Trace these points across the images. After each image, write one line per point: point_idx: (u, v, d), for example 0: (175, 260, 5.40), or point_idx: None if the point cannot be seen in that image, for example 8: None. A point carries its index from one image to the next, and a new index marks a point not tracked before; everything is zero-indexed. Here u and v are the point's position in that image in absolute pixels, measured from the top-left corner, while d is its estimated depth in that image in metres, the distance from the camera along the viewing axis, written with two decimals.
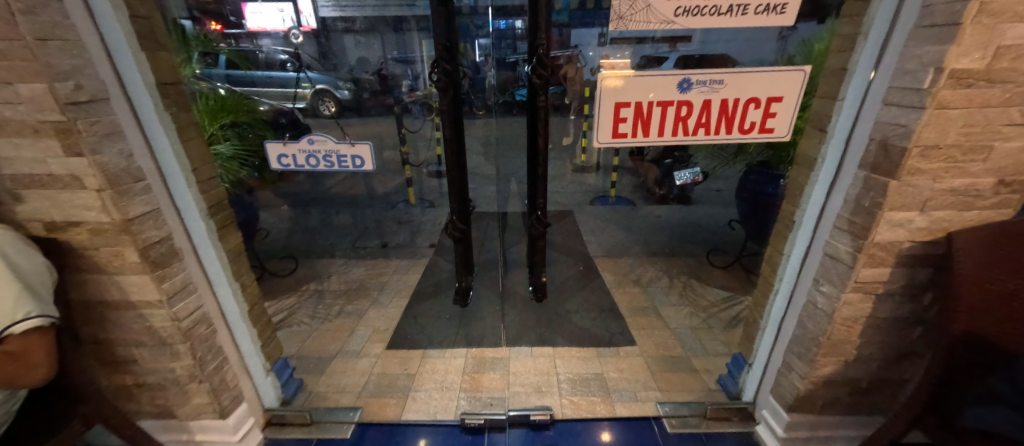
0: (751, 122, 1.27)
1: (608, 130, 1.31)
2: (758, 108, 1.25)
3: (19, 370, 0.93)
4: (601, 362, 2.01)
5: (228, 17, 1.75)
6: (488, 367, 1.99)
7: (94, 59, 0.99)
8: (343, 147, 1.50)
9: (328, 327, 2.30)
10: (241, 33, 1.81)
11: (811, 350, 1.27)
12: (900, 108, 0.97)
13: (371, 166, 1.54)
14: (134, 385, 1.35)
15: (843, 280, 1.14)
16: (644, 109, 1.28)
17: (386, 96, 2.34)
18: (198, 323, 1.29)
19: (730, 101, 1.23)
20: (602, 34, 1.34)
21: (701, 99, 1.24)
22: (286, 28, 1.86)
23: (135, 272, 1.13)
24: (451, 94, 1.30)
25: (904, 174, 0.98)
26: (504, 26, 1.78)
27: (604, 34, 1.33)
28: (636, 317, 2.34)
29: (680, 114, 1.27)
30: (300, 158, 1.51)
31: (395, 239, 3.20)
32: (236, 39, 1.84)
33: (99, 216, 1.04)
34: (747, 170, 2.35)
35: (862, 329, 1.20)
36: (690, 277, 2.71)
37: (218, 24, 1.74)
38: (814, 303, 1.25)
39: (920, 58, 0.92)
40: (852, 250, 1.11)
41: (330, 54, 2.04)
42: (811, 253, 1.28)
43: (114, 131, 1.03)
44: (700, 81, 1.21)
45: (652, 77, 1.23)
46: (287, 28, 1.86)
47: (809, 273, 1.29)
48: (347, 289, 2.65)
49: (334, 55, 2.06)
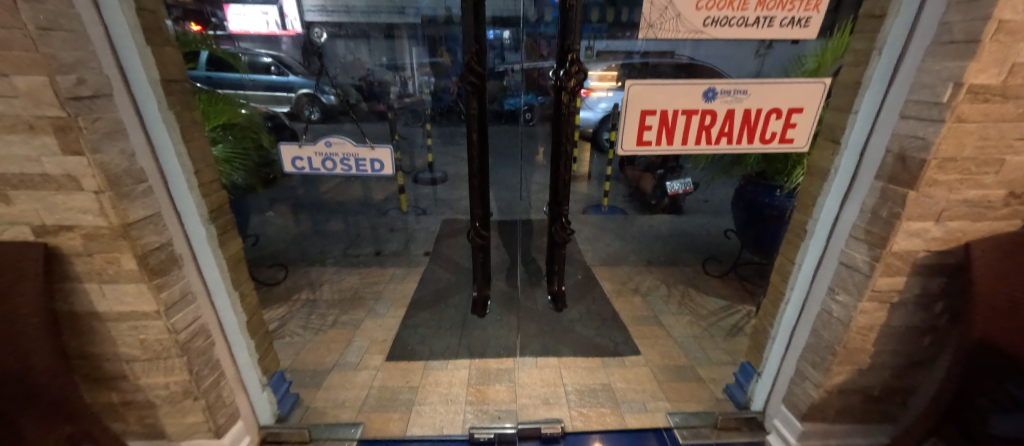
0: (773, 132, 1.29)
1: (633, 137, 1.28)
2: (780, 118, 1.26)
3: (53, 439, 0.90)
4: (607, 372, 1.98)
5: (209, 18, 1.67)
6: (493, 378, 1.94)
7: (98, 53, 0.94)
8: (362, 150, 1.44)
9: (322, 339, 2.22)
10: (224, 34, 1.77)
11: (826, 359, 1.28)
12: (918, 121, 1.00)
13: (390, 170, 1.49)
14: (121, 403, 1.24)
15: (860, 289, 1.16)
16: (669, 117, 1.27)
17: (375, 102, 2.33)
18: (196, 335, 1.21)
19: (753, 111, 1.24)
20: (590, 47, 1.50)
21: (725, 108, 1.24)
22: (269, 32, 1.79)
23: (132, 280, 1.05)
24: (478, 98, 1.27)
25: (923, 184, 1.00)
26: (493, 37, 1.73)
27: (591, 47, 1.49)
28: (639, 326, 2.34)
29: (703, 123, 1.27)
30: (316, 161, 1.45)
31: (390, 246, 3.12)
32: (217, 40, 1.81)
33: (96, 220, 0.97)
34: (743, 180, 2.44)
35: (876, 337, 1.22)
36: (687, 285, 2.77)
37: (198, 25, 1.64)
38: (828, 312, 1.27)
39: (939, 73, 0.95)
40: (869, 259, 1.13)
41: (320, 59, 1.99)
42: (825, 262, 1.29)
43: (116, 129, 0.96)
44: (725, 90, 1.21)
45: (678, 84, 1.21)
46: (272, 31, 1.78)
47: (822, 282, 1.31)
48: (341, 299, 2.59)
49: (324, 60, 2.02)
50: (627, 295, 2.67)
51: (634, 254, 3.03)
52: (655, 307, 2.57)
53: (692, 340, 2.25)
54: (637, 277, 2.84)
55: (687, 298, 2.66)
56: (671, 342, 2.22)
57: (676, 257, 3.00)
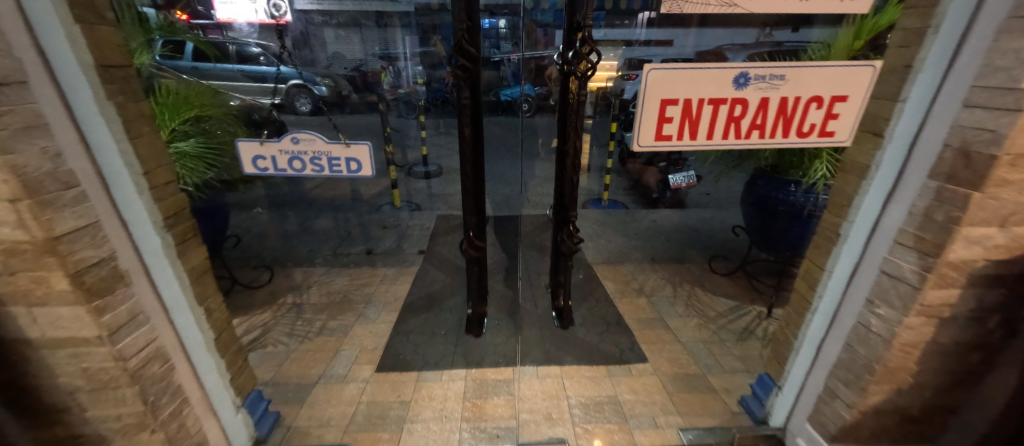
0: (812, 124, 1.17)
1: (651, 132, 1.15)
2: (821, 108, 1.16)
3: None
4: (613, 383, 1.85)
5: (194, 6, 1.56)
6: (491, 391, 1.80)
7: (9, 31, 0.77)
8: (336, 147, 1.29)
9: (308, 348, 2.08)
10: (210, 24, 1.61)
11: (862, 378, 1.15)
12: (987, 110, 0.85)
13: (368, 170, 1.33)
14: (67, 438, 1.09)
15: (906, 303, 1.02)
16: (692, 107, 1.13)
17: (369, 93, 2.13)
18: (151, 360, 1.06)
19: (790, 99, 1.11)
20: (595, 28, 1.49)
21: (758, 96, 1.11)
22: (258, 19, 1.59)
23: (66, 303, 0.90)
24: (471, 86, 1.11)
25: (991, 185, 0.86)
26: (488, 25, 1.61)
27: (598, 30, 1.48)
28: (645, 330, 2.21)
29: (733, 114, 1.13)
30: (281, 160, 1.28)
31: (381, 245, 2.96)
32: (203, 30, 1.63)
33: (14, 233, 0.81)
34: (754, 175, 2.29)
35: (921, 355, 1.09)
36: (694, 285, 2.64)
37: (184, 13, 1.57)
38: (866, 326, 1.14)
39: (1016, 54, 0.80)
40: (919, 270, 0.99)
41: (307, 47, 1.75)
42: (861, 271, 1.16)
43: (33, 125, 0.80)
44: (759, 76, 1.07)
45: (704, 71, 1.07)
46: (261, 20, 1.59)
47: (857, 293, 1.17)
48: (328, 303, 2.44)
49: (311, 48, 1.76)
50: (631, 296, 2.54)
51: (637, 251, 2.91)
52: (662, 309, 2.44)
53: (701, 345, 2.12)
54: (640, 277, 2.71)
55: (693, 299, 2.53)
56: (680, 347, 2.08)
57: (681, 255, 2.87)
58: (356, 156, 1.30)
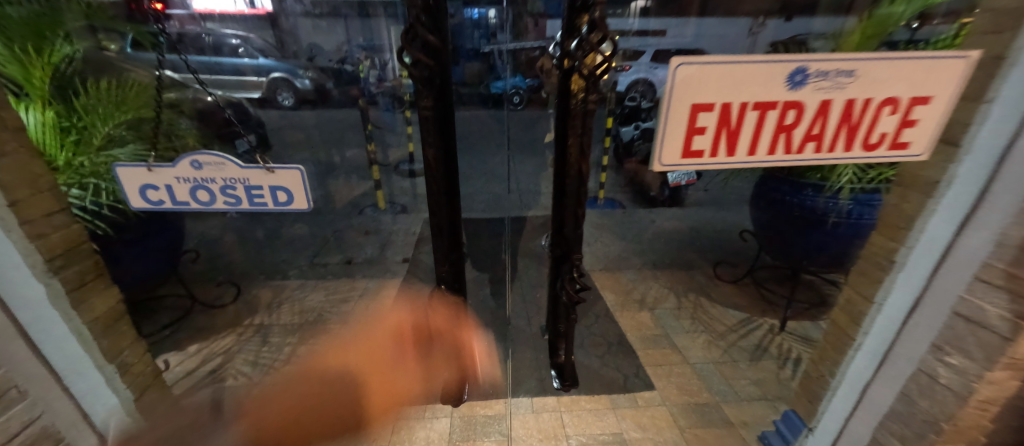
0: (882, 133, 0.88)
1: (678, 146, 0.83)
2: (897, 113, 0.85)
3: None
4: (616, 417, 1.66)
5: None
6: (481, 431, 1.61)
7: None
8: (254, 174, 1.04)
9: (273, 379, 1.84)
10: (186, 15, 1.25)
11: (923, 438, 0.95)
12: None
13: (299, 201, 1.08)
14: None
15: (990, 355, 0.82)
16: (731, 114, 0.82)
17: (353, 87, 1.87)
18: None
19: (860, 102, 0.83)
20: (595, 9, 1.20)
21: (818, 99, 0.82)
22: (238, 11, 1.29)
23: None
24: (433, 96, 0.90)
25: None
26: (477, 16, 1.36)
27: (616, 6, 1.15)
28: (649, 350, 2.02)
29: (784, 122, 0.84)
30: (179, 189, 1.06)
31: (361, 253, 2.71)
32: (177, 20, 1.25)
33: None
34: (763, 178, 1.93)
35: (999, 413, 0.89)
36: (699, 294, 2.46)
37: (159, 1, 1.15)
38: (931, 377, 0.93)
39: None
40: (1009, 317, 0.78)
41: (285, 41, 1.53)
42: (924, 309, 0.96)
43: None
44: (821, 72, 0.79)
45: (750, 63, 0.78)
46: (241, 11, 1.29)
47: (919, 334, 0.97)
48: (300, 323, 2.20)
49: (292, 40, 1.54)
50: (632, 310, 2.37)
51: (637, 257, 2.72)
52: (666, 324, 2.26)
53: (712, 366, 1.94)
54: (641, 286, 2.54)
55: (699, 312, 2.34)
56: (689, 370, 1.90)
57: (686, 260, 2.64)
58: (285, 184, 1.05)
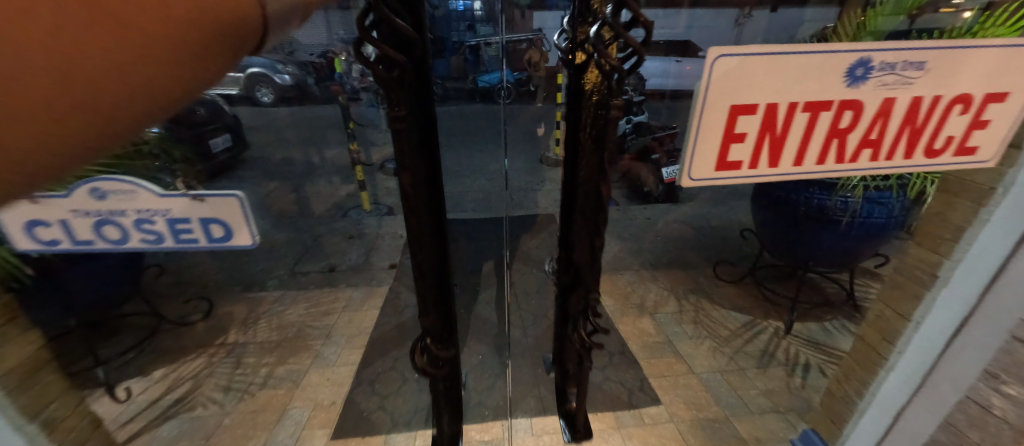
0: (947, 137, 0.78)
1: (711, 156, 0.73)
2: (965, 112, 0.75)
3: (146, 57, 0.29)
4: (623, 437, 1.55)
5: None
6: None
7: None
8: (178, 203, 0.82)
9: (253, 407, 1.73)
10: None
11: None
12: None
13: (242, 236, 0.89)
14: None
15: None
16: (778, 117, 0.72)
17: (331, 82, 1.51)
18: None
19: (925, 102, 0.73)
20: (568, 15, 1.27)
21: (880, 98, 0.72)
22: None
23: None
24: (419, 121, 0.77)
25: None
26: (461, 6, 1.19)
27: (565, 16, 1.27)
28: (654, 360, 1.92)
29: (837, 126, 0.74)
30: (80, 227, 0.82)
31: (345, 261, 2.51)
32: None
33: None
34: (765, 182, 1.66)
35: None
36: (700, 296, 2.35)
37: None
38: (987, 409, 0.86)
39: None
40: None
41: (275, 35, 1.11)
42: (975, 332, 0.88)
43: None
44: (886, 64, 0.69)
45: (799, 52, 0.66)
46: None
47: (967, 358, 0.90)
48: (278, 339, 2.03)
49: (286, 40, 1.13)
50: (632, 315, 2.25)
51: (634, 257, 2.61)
52: (669, 329, 2.14)
53: (720, 376, 1.85)
54: (640, 288, 2.41)
55: (702, 315, 2.22)
56: (696, 382, 1.81)
57: (683, 261, 2.58)
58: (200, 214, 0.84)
